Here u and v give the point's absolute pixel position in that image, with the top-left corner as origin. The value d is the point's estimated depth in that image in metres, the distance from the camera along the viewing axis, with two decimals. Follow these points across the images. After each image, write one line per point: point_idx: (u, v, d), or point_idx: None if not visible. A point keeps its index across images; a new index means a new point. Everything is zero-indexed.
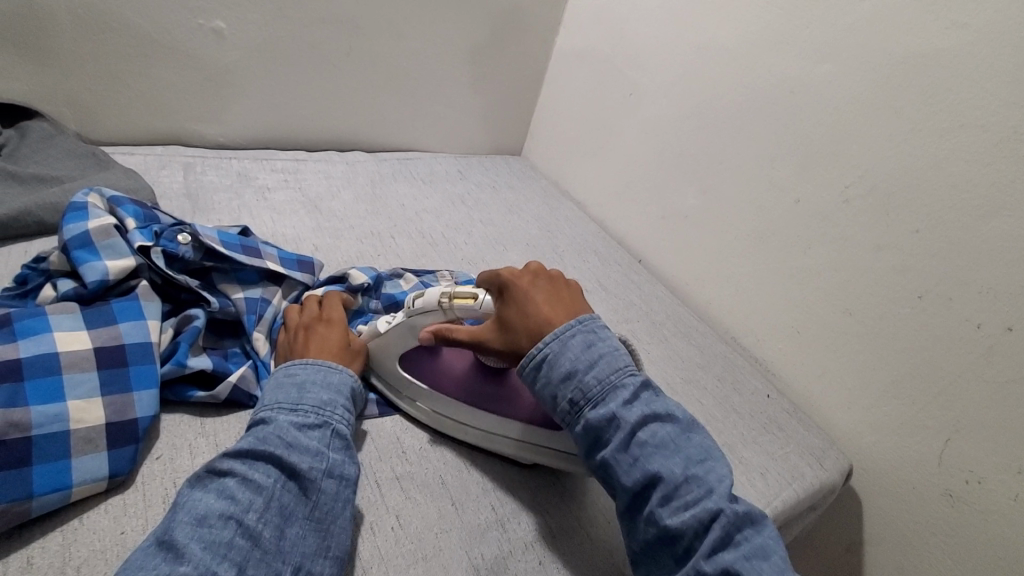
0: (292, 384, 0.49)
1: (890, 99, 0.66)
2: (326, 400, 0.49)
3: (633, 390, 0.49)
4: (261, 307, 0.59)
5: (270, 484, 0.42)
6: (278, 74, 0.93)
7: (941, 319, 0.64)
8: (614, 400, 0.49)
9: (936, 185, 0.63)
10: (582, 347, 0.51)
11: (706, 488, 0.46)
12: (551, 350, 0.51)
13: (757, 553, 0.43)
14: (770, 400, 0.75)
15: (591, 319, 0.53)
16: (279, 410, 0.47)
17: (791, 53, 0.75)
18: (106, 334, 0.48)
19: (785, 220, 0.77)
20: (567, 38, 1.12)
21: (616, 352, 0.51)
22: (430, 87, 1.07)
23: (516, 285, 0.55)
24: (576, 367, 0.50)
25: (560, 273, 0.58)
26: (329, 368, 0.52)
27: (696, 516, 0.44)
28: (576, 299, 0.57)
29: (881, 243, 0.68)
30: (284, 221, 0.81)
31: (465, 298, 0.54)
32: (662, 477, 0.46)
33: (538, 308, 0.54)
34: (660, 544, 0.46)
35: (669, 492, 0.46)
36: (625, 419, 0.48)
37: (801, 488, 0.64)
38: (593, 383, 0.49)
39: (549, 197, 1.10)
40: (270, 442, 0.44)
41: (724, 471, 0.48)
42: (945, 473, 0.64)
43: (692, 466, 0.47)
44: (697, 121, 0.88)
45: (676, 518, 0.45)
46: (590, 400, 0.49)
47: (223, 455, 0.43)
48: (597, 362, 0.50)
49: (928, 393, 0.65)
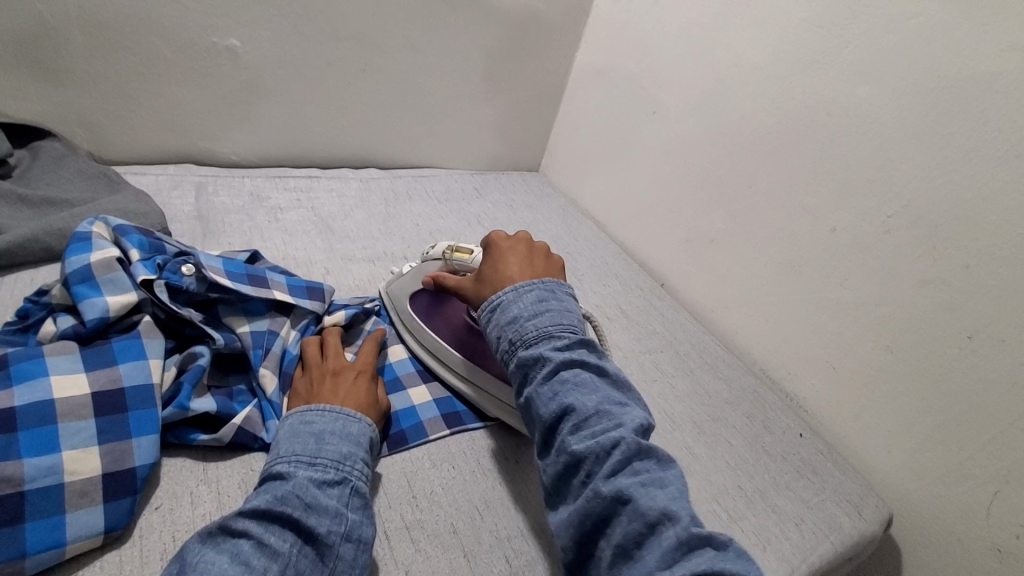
0: (310, 434, 0.47)
1: (938, 125, 0.62)
2: (347, 454, 0.47)
3: (569, 340, 0.50)
4: (268, 340, 0.56)
5: (286, 549, 0.40)
6: (293, 92, 0.91)
7: (993, 362, 0.59)
8: (546, 344, 0.50)
9: (988, 219, 0.59)
10: (533, 300, 0.53)
11: (616, 422, 0.45)
12: (505, 297, 0.53)
13: (654, 482, 0.42)
14: (802, 440, 0.71)
15: (555, 283, 0.55)
16: (296, 464, 0.45)
17: (827, 74, 0.72)
18: (106, 377, 0.46)
19: (820, 248, 0.73)
20: (588, 54, 1.09)
21: (565, 311, 0.53)
22: (447, 103, 1.05)
23: (496, 249, 0.59)
24: (520, 314, 0.52)
25: (547, 246, 0.61)
26: (348, 417, 0.50)
27: (599, 442, 0.44)
28: (552, 270, 0.59)
29: (927, 278, 0.63)
30: (295, 242, 0.79)
31: (463, 252, 0.63)
32: (575, 408, 0.46)
33: (508, 268, 0.57)
34: (567, 475, 0.45)
35: (579, 422, 0.45)
36: (552, 357, 0.48)
37: (840, 541, 0.60)
38: (530, 329, 0.51)
39: (568, 217, 1.07)
40: (290, 502, 0.42)
41: (640, 415, 0.47)
42: (994, 527, 0.59)
43: (608, 404, 0.47)
44: (724, 142, 0.84)
45: (581, 444, 0.44)
46: (524, 342, 0.50)
47: (237, 513, 0.41)
48: (540, 313, 0.52)
49: (976, 439, 0.60)
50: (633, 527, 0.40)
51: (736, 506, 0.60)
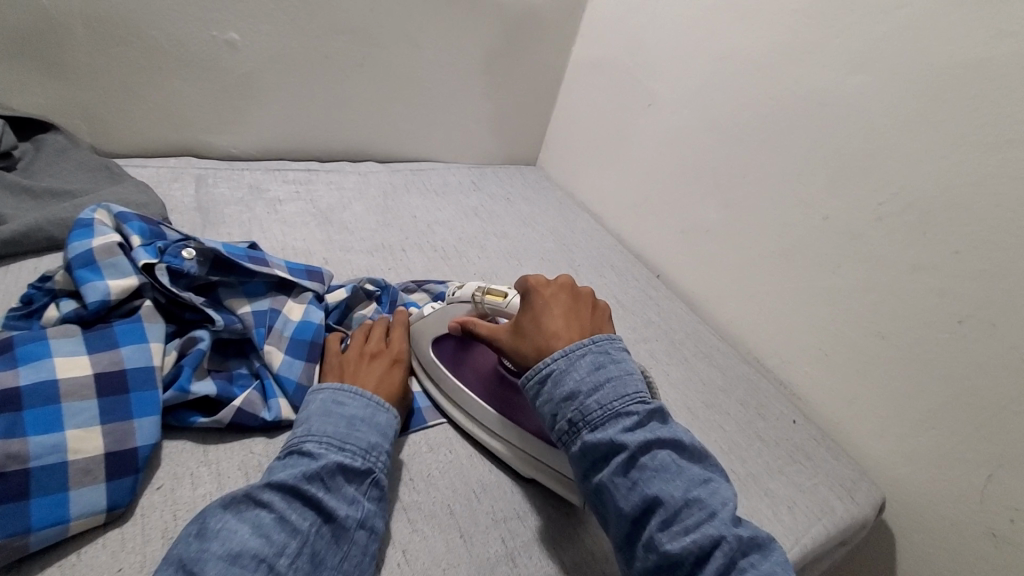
0: (342, 418, 0.49)
1: (928, 112, 0.63)
2: (374, 444, 0.48)
3: (639, 416, 0.47)
4: (270, 318, 0.57)
5: (305, 528, 0.41)
6: (293, 85, 0.92)
7: (984, 346, 0.60)
8: (614, 426, 0.46)
9: (978, 204, 0.59)
10: (589, 368, 0.48)
11: (708, 511, 0.43)
12: (557, 366, 0.49)
13: None
14: (796, 426, 0.72)
15: (606, 340, 0.51)
16: (327, 445, 0.46)
17: (819, 64, 0.72)
18: (108, 359, 0.47)
19: (813, 236, 0.74)
20: (584, 48, 1.10)
21: (627, 377, 0.49)
22: (445, 97, 1.05)
23: (538, 295, 0.55)
24: (579, 388, 0.48)
25: (590, 293, 0.57)
26: (378, 407, 0.51)
27: (696, 541, 0.42)
28: (598, 324, 0.55)
29: (918, 264, 0.64)
30: (295, 234, 0.79)
31: (497, 294, 0.58)
32: (662, 501, 0.43)
33: (552, 321, 0.53)
34: (660, 572, 0.43)
35: (668, 516, 0.43)
36: (627, 443, 0.45)
37: (832, 524, 0.60)
38: (594, 407, 0.47)
39: (565, 209, 1.08)
40: (314, 482, 0.43)
41: (728, 494, 0.45)
42: (986, 510, 0.60)
43: (694, 488, 0.44)
44: (718, 133, 0.85)
45: (675, 543, 0.42)
46: (589, 423, 0.47)
47: (264, 484, 0.42)
48: (602, 385, 0.48)
49: (968, 424, 0.61)
50: None
51: None
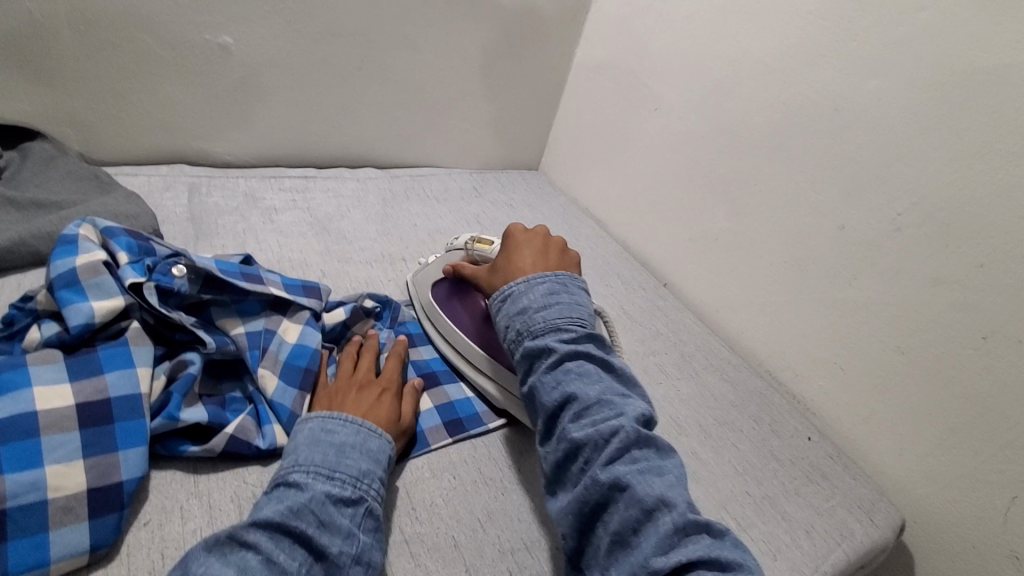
0: (331, 445, 0.46)
1: (950, 120, 0.60)
2: (365, 471, 0.46)
3: (577, 333, 0.50)
4: (264, 339, 0.54)
5: (295, 569, 0.39)
6: (288, 90, 0.89)
7: (1009, 364, 0.57)
8: (553, 336, 0.50)
9: (1005, 217, 0.57)
10: (544, 292, 0.53)
11: (617, 412, 0.45)
12: (517, 288, 0.54)
13: (653, 470, 0.42)
14: (811, 443, 0.70)
15: (568, 277, 0.55)
16: (315, 476, 0.44)
17: (834, 68, 0.70)
18: (91, 388, 0.44)
19: (828, 246, 0.71)
20: (588, 51, 1.07)
21: (575, 304, 0.53)
22: (445, 101, 1.03)
23: (513, 236, 0.61)
24: (530, 305, 0.52)
25: (563, 242, 0.61)
26: (370, 432, 0.49)
27: (599, 431, 0.43)
28: (567, 266, 0.59)
29: (940, 277, 0.62)
30: (291, 244, 0.77)
31: (484, 243, 0.67)
32: (578, 398, 0.46)
33: (521, 254, 0.59)
34: (565, 462, 0.44)
35: (581, 411, 0.45)
36: (558, 347, 0.48)
37: (852, 549, 0.58)
38: (537, 319, 0.51)
39: (569, 216, 1.05)
40: (303, 517, 0.41)
41: (643, 407, 0.47)
42: (1013, 535, 0.58)
43: (611, 394, 0.46)
44: (728, 139, 0.83)
45: (580, 431, 0.44)
46: (531, 333, 0.51)
47: (249, 523, 0.39)
48: (550, 304, 0.52)
49: (991, 444, 0.59)
50: (630, 513, 0.40)
51: (746, 514, 0.58)
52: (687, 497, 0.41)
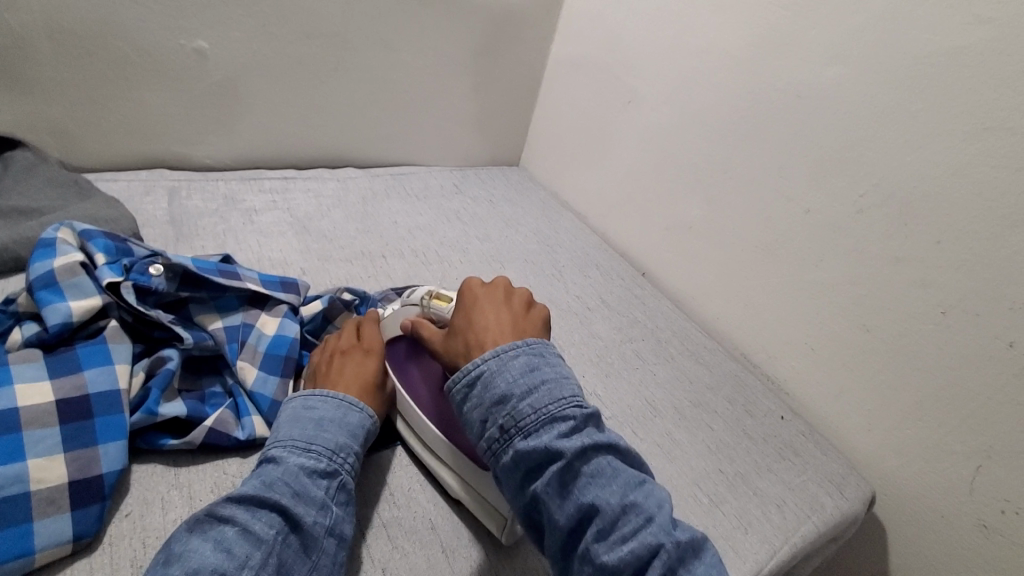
0: (309, 419, 0.48)
1: (906, 102, 0.62)
2: (341, 446, 0.47)
3: (575, 421, 0.44)
4: (242, 333, 0.56)
5: (270, 537, 0.40)
6: (265, 93, 0.90)
7: (967, 337, 0.59)
8: (548, 432, 0.43)
9: (959, 195, 0.59)
10: (523, 370, 0.46)
11: (645, 516, 0.41)
12: (488, 368, 0.47)
13: None
14: (784, 422, 0.71)
15: (540, 343, 0.49)
16: (291, 450, 0.45)
17: (796, 56, 0.71)
18: (71, 384, 0.45)
19: (795, 230, 0.73)
20: (562, 46, 1.09)
21: (562, 380, 0.47)
22: (423, 99, 1.04)
23: (471, 295, 0.54)
24: (511, 392, 0.45)
25: (527, 293, 0.56)
26: (348, 408, 0.50)
27: (636, 551, 0.39)
28: (532, 327, 0.53)
29: (901, 255, 0.64)
30: (271, 244, 0.78)
31: (443, 299, 0.57)
32: (597, 509, 0.41)
33: (484, 318, 0.52)
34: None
35: (605, 526, 0.41)
36: (563, 449, 0.42)
37: (821, 521, 0.60)
38: (527, 411, 0.44)
39: (549, 210, 1.07)
40: (277, 489, 0.42)
41: (662, 495, 0.43)
42: (977, 502, 0.60)
43: (631, 492, 0.42)
44: (698, 128, 0.84)
45: (613, 555, 0.40)
46: (521, 429, 0.44)
47: (225, 499, 0.41)
48: (535, 387, 0.45)
49: (955, 415, 0.61)
50: None
51: (718, 490, 0.60)
52: None
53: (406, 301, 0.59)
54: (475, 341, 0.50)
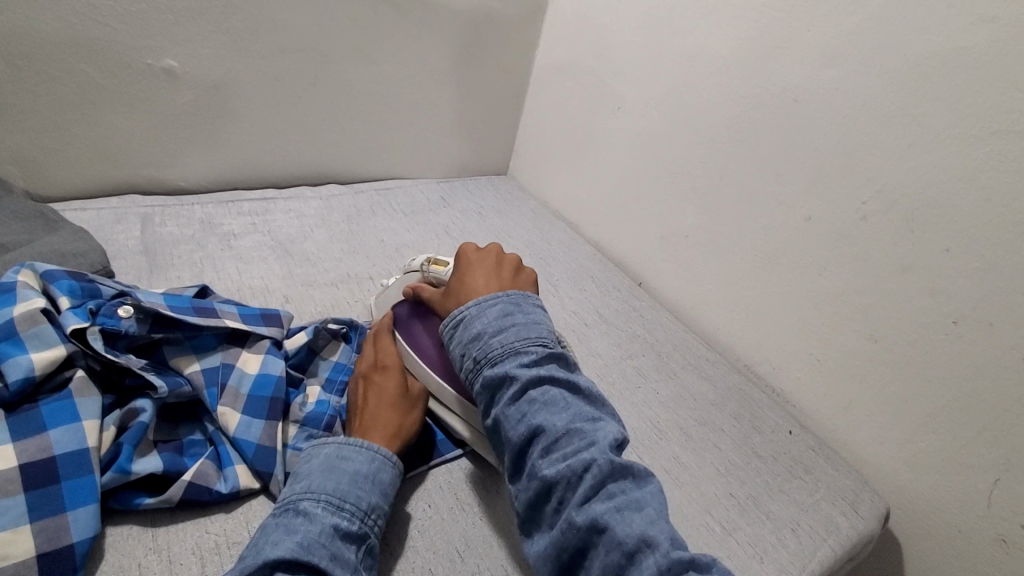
0: (347, 472, 0.46)
1: (908, 105, 0.60)
2: (374, 505, 0.46)
3: (536, 355, 0.49)
4: (222, 375, 0.52)
5: None
6: (241, 110, 0.86)
7: (981, 346, 0.57)
8: (511, 362, 0.49)
9: (968, 200, 0.57)
10: (497, 314, 0.52)
11: (588, 441, 0.45)
12: (468, 312, 0.53)
13: (631, 505, 0.42)
14: (792, 436, 0.69)
15: (519, 295, 0.55)
16: (324, 507, 0.43)
17: (791, 60, 0.69)
18: (35, 447, 0.41)
19: (796, 238, 0.71)
20: (548, 52, 1.06)
21: (532, 324, 0.52)
22: (406, 111, 1.01)
23: (465, 259, 0.61)
24: (484, 330, 0.51)
25: (517, 260, 0.62)
26: (383, 460, 0.48)
27: (571, 467, 0.43)
28: (519, 285, 0.59)
29: (908, 264, 0.61)
30: (252, 270, 0.74)
31: (440, 264, 0.65)
32: (545, 430, 0.46)
33: (475, 278, 0.58)
34: (539, 500, 0.44)
35: (550, 444, 0.45)
36: (519, 376, 0.48)
37: (838, 544, 0.58)
38: (495, 345, 0.50)
39: (540, 220, 1.04)
40: (314, 554, 0.40)
41: (613, 430, 0.47)
42: (997, 517, 0.58)
43: (579, 422, 0.46)
44: (692, 135, 0.82)
45: (552, 468, 0.44)
46: (489, 360, 0.50)
47: (262, 564, 0.39)
48: (505, 328, 0.51)
49: (970, 427, 0.59)
50: (611, 557, 0.40)
51: (730, 516, 0.58)
52: (669, 529, 0.41)
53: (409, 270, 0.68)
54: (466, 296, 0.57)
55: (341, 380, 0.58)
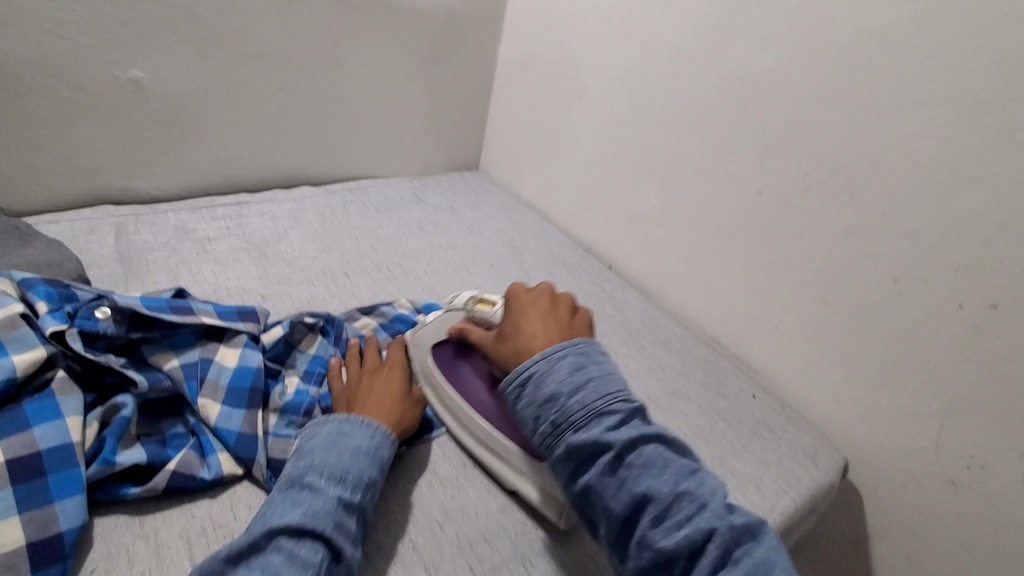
0: (348, 447, 0.49)
1: (843, 79, 0.63)
2: (373, 479, 0.48)
3: (621, 415, 0.48)
4: (201, 369, 0.54)
5: (316, 563, 0.41)
6: (209, 118, 0.88)
7: (921, 300, 0.61)
8: (598, 426, 0.47)
9: (901, 166, 0.60)
10: (570, 370, 0.51)
11: (698, 503, 0.45)
12: (538, 369, 0.51)
13: (760, 568, 0.42)
14: (755, 400, 0.73)
15: (585, 343, 0.53)
16: (327, 478, 0.46)
17: (734, 42, 0.73)
18: (19, 443, 0.43)
19: (749, 212, 0.75)
20: (510, 47, 1.08)
21: (607, 377, 0.51)
22: (375, 111, 1.03)
23: (518, 301, 0.59)
24: (560, 390, 0.50)
25: (570, 299, 0.61)
26: (381, 437, 0.51)
27: (689, 535, 0.43)
28: (578, 328, 0.58)
29: (850, 229, 0.65)
30: (228, 273, 0.76)
31: (487, 303, 0.64)
32: (651, 497, 0.45)
33: (533, 322, 0.57)
34: (656, 571, 0.44)
35: (659, 512, 0.44)
36: (612, 441, 0.46)
37: (798, 495, 0.61)
38: (575, 408, 0.49)
39: (511, 211, 1.06)
40: (319, 519, 0.43)
41: (714, 484, 0.47)
42: (944, 460, 0.62)
43: (682, 481, 0.46)
44: (649, 120, 0.85)
45: (669, 539, 0.43)
46: (571, 424, 0.48)
47: (268, 530, 0.41)
48: (583, 386, 0.50)
49: (915, 379, 0.63)
50: None
51: None
52: None
53: (452, 307, 0.66)
54: (526, 343, 0.55)
55: (319, 371, 0.60)
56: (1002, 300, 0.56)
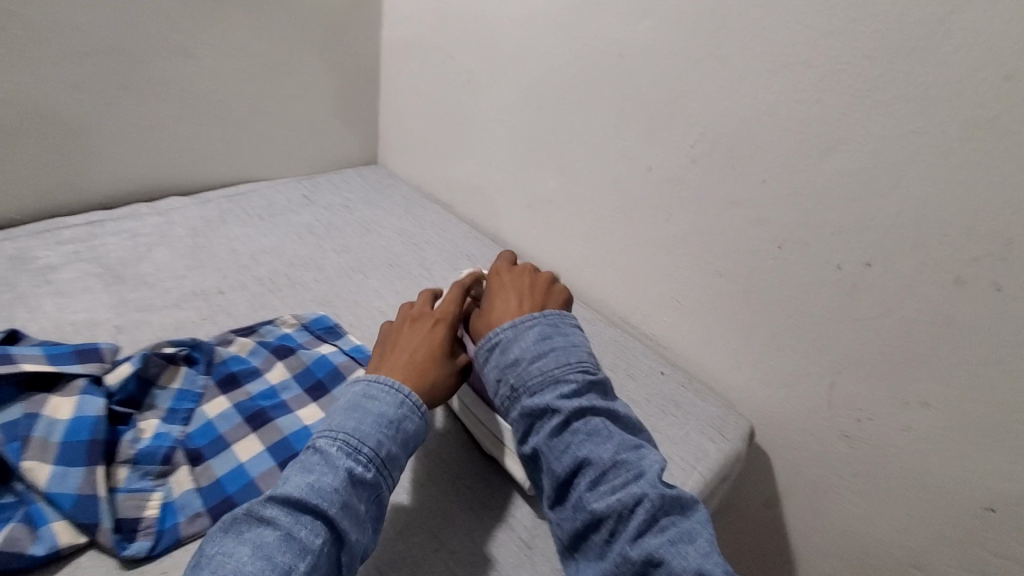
0: (369, 415, 0.47)
1: (715, 48, 0.62)
2: (391, 454, 0.47)
3: (576, 385, 0.51)
4: (26, 427, 0.46)
5: (314, 546, 0.40)
6: (41, 128, 0.76)
7: (805, 265, 0.62)
8: (551, 392, 0.50)
9: (773, 134, 0.61)
10: (536, 338, 0.53)
11: (635, 473, 0.47)
12: (505, 335, 0.54)
13: (683, 537, 0.44)
14: (664, 377, 0.73)
15: (556, 317, 0.56)
16: (342, 449, 0.45)
17: (608, 16, 0.71)
18: None
19: (641, 189, 0.74)
20: (391, 30, 1.01)
21: (570, 348, 0.53)
22: (248, 108, 0.94)
23: (499, 279, 0.62)
24: (522, 356, 0.52)
25: (550, 278, 0.62)
26: (411, 404, 0.49)
27: (620, 501, 0.46)
28: (552, 304, 0.60)
29: (735, 199, 0.65)
30: (74, 305, 0.66)
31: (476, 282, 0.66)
32: (591, 462, 0.48)
33: (509, 296, 0.59)
34: (585, 531, 0.47)
35: (597, 477, 0.47)
36: (561, 407, 0.49)
37: (706, 468, 0.62)
38: (534, 373, 0.51)
39: (412, 205, 1.01)
40: (325, 497, 0.42)
41: (656, 459, 0.49)
42: (837, 416, 0.64)
43: (623, 452, 0.49)
44: (537, 102, 0.82)
45: (601, 502, 0.46)
46: (527, 389, 0.51)
47: (269, 499, 0.41)
48: (545, 354, 0.52)
49: (805, 341, 0.64)
50: None
51: None
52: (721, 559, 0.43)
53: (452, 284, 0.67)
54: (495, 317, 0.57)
55: (185, 409, 0.54)
56: (875, 259, 0.57)
